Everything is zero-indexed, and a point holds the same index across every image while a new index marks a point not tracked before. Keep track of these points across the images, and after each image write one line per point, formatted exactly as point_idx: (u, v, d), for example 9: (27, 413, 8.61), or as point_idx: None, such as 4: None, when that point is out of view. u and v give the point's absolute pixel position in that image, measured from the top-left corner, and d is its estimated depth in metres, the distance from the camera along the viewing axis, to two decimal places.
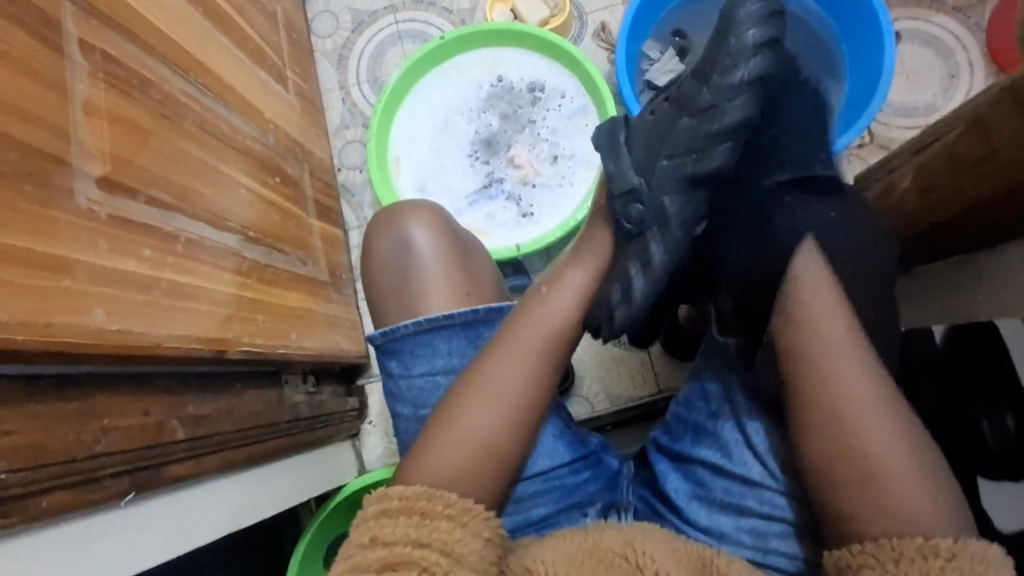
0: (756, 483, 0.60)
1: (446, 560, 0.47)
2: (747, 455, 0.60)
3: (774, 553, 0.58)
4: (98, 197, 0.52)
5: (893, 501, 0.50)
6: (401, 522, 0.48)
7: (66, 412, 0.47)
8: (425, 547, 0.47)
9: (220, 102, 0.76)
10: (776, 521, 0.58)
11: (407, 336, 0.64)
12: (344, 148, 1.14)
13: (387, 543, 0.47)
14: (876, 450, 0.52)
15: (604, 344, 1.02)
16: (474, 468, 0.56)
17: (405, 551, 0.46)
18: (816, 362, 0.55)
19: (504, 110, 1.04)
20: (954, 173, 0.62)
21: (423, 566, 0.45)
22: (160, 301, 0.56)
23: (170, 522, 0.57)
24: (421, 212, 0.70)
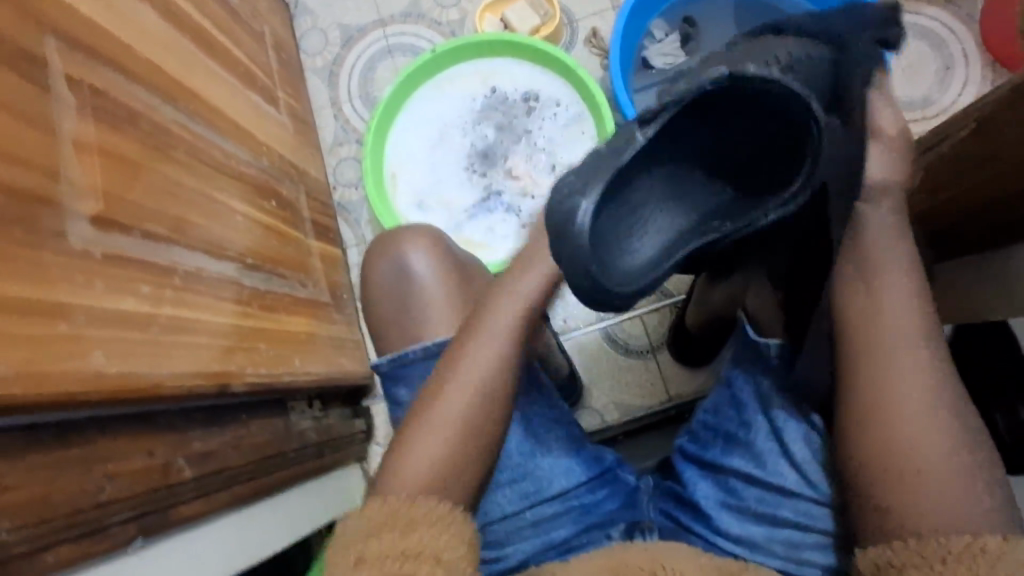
0: (791, 492, 0.59)
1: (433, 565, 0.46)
2: (783, 463, 0.59)
3: (809, 563, 0.57)
4: (92, 236, 0.51)
5: (937, 506, 0.48)
6: (383, 538, 0.47)
7: (68, 460, 0.46)
8: (415, 558, 0.46)
9: (211, 129, 0.74)
10: (810, 530, 0.57)
11: (417, 362, 0.62)
12: (339, 166, 1.12)
13: (373, 560, 0.46)
14: (925, 452, 0.50)
15: (611, 353, 1.01)
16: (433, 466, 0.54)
17: (395, 566, 0.45)
18: (876, 351, 0.53)
19: (499, 121, 1.03)
20: (964, 175, 0.63)
21: None
22: (160, 338, 0.55)
23: (186, 566, 0.54)
24: (417, 234, 0.69)
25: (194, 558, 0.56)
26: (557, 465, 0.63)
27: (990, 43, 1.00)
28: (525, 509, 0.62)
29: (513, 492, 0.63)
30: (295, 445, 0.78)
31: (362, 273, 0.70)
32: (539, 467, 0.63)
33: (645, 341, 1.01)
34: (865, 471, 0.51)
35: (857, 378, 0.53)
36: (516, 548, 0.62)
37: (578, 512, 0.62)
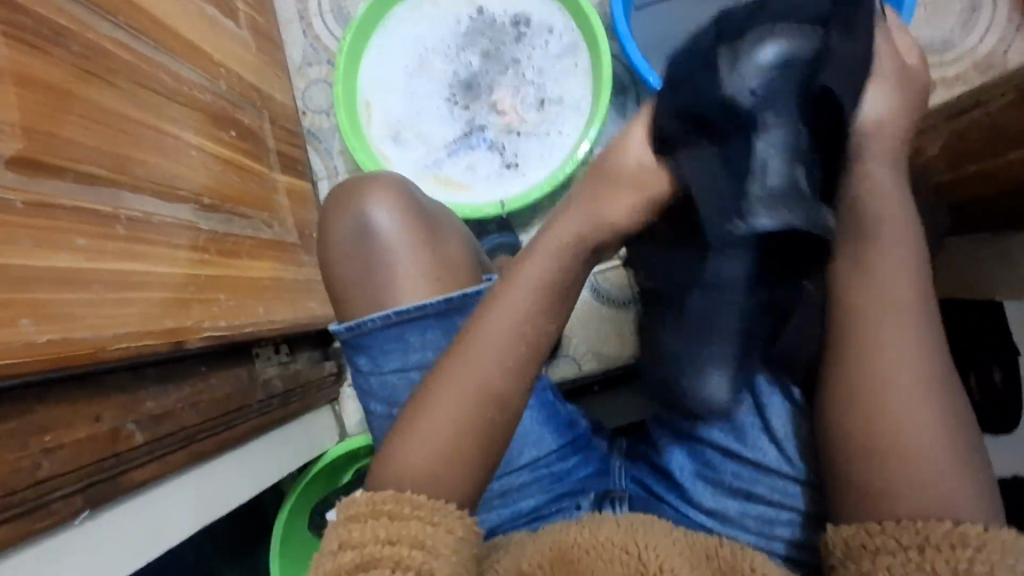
0: (770, 470, 0.55)
1: (422, 553, 0.40)
2: (763, 440, 0.55)
3: (782, 541, 0.54)
4: (12, 182, 0.44)
5: (918, 497, 0.42)
6: (367, 523, 0.42)
7: (1, 433, 0.42)
8: (396, 543, 0.41)
9: (157, 47, 0.65)
10: (784, 507, 0.54)
11: (377, 331, 0.58)
12: (308, 89, 1.03)
13: (354, 545, 0.41)
14: (916, 436, 0.43)
15: (591, 302, 0.98)
16: (443, 454, 0.45)
17: (375, 551, 0.40)
18: (860, 316, 0.44)
19: (485, 46, 0.93)
20: (993, 146, 0.57)
21: (398, 564, 0.40)
22: (103, 296, 0.49)
23: (123, 535, 0.52)
24: (385, 187, 0.62)
25: (137, 525, 0.53)
26: (529, 432, 0.61)
27: None
28: (494, 479, 0.60)
29: None
30: (260, 395, 0.75)
31: (320, 228, 0.63)
32: (510, 435, 0.60)
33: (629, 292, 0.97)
34: (841, 454, 0.45)
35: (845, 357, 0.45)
36: (484, 517, 0.59)
37: (548, 480, 0.60)
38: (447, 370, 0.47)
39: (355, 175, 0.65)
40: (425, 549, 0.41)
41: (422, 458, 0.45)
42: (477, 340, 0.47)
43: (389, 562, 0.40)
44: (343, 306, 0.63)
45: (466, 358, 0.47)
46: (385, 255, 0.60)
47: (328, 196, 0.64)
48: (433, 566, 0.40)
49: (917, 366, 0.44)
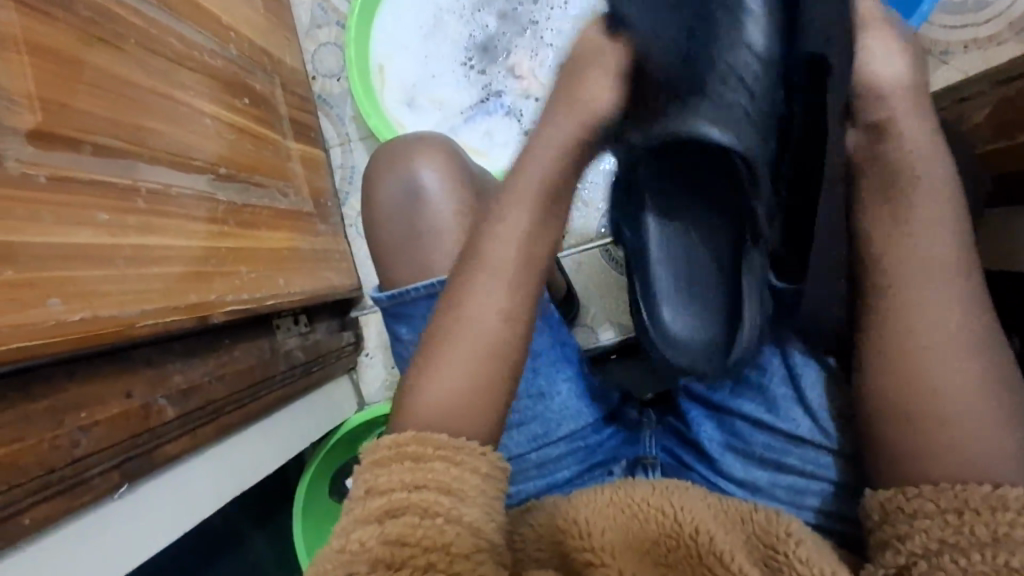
0: (802, 440, 0.54)
1: (449, 497, 0.42)
2: (796, 410, 0.55)
3: (813, 510, 0.53)
4: (33, 157, 0.43)
5: (956, 460, 0.38)
6: (395, 470, 0.43)
7: (36, 413, 0.42)
8: (422, 489, 0.42)
9: (165, 10, 0.63)
10: (816, 478, 0.53)
11: (421, 298, 0.58)
12: (318, 52, 1.00)
13: (382, 491, 0.42)
14: (949, 390, 0.39)
15: (610, 272, 0.98)
16: (464, 405, 0.46)
17: (403, 497, 0.41)
18: (895, 259, 0.41)
19: (502, 7, 0.89)
20: None
21: (426, 509, 0.41)
22: (127, 272, 0.49)
23: (161, 508, 0.53)
24: (431, 153, 0.62)
25: (174, 497, 0.54)
26: (569, 405, 0.60)
27: None
28: (531, 451, 0.59)
29: (521, 434, 0.59)
30: (283, 366, 0.75)
31: (364, 192, 0.63)
32: (551, 408, 0.60)
33: None
34: (874, 411, 0.42)
35: (868, 304, 0.42)
36: (519, 488, 0.59)
37: (583, 452, 0.60)
38: (452, 315, 0.47)
39: (400, 139, 0.64)
40: (452, 493, 0.42)
41: (442, 403, 0.46)
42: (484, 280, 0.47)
43: (417, 508, 0.41)
44: (386, 271, 0.62)
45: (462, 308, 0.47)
46: (432, 219, 0.59)
47: (373, 159, 0.64)
48: (461, 510, 0.41)
49: (948, 312, 0.40)
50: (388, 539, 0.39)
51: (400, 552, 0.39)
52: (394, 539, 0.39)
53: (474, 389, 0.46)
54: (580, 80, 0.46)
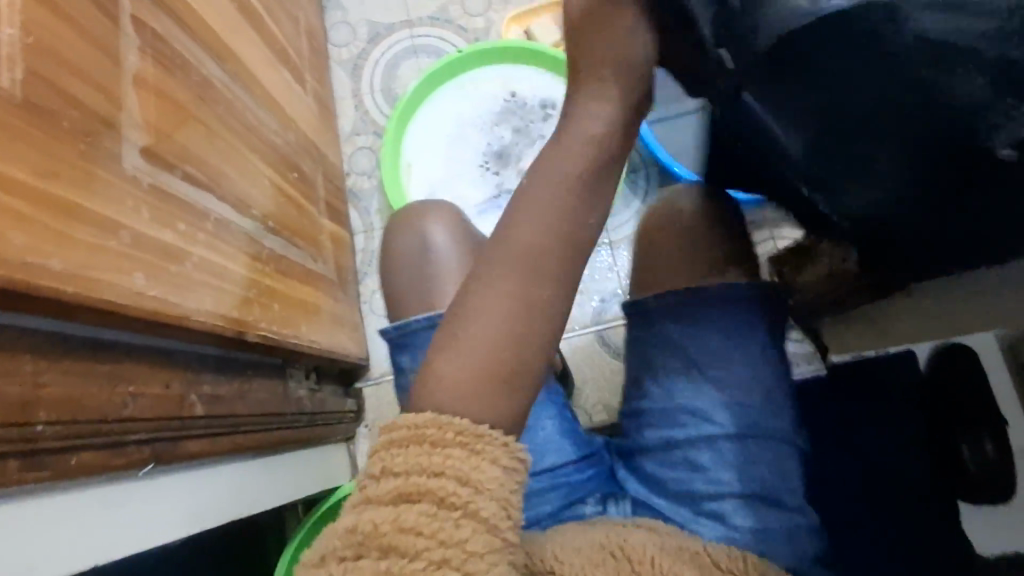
0: (695, 443, 0.59)
1: (466, 490, 0.42)
2: (681, 416, 0.60)
3: (741, 529, 0.56)
4: (143, 167, 0.53)
5: None
6: (410, 453, 0.43)
7: (98, 371, 0.47)
8: (439, 476, 0.43)
9: (247, 93, 0.77)
10: (720, 497, 0.57)
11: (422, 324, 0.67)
12: (354, 155, 1.15)
13: (393, 472, 0.43)
14: None
15: (602, 358, 1.05)
16: (476, 388, 0.44)
17: (418, 483, 0.42)
18: None
19: (516, 124, 1.06)
20: None
21: (439, 498, 0.42)
22: (191, 274, 0.56)
23: (171, 502, 0.55)
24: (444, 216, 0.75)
25: (183, 498, 0.56)
26: (551, 439, 0.66)
27: None
28: (516, 479, 0.64)
29: None
30: (292, 409, 0.79)
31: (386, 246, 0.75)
32: (533, 441, 0.66)
33: None
34: None
35: None
36: None
37: (568, 488, 0.64)
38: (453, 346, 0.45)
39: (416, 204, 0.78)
40: (468, 484, 0.42)
41: (457, 367, 0.44)
42: (517, 238, 0.45)
43: (433, 496, 0.42)
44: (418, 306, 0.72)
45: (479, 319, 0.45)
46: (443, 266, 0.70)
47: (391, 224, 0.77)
48: (474, 505, 0.42)
49: None
50: (402, 526, 0.41)
51: (415, 541, 0.40)
52: (410, 526, 0.41)
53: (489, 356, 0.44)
54: (584, 91, 0.46)
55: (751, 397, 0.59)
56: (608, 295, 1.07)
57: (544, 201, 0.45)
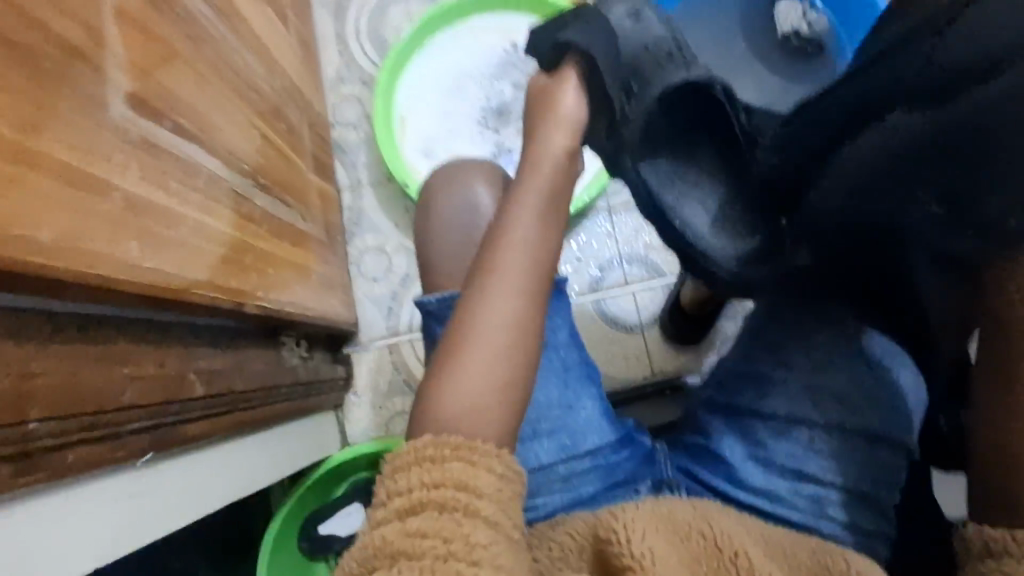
0: (797, 425, 0.61)
1: (464, 493, 0.48)
2: (775, 402, 0.62)
3: (836, 519, 0.58)
4: (129, 115, 0.45)
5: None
6: (413, 471, 0.49)
7: (87, 354, 0.41)
8: (440, 488, 0.47)
9: (232, 31, 0.68)
10: (831, 485, 0.59)
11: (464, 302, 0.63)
12: (338, 104, 1.07)
13: (397, 494, 0.48)
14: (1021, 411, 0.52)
15: (600, 326, 1.03)
16: (493, 376, 0.53)
17: (422, 496, 0.47)
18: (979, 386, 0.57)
19: (517, 78, 1.00)
20: None
21: (446, 506, 0.46)
22: (187, 240, 0.50)
23: (171, 489, 0.50)
24: (491, 176, 0.69)
25: (182, 483, 0.52)
26: (591, 419, 0.65)
27: None
28: (559, 462, 0.63)
29: (550, 443, 0.63)
30: (287, 380, 0.74)
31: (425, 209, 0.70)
32: (576, 422, 0.64)
33: (635, 316, 1.03)
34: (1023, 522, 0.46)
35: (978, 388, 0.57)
36: (546, 500, 0.61)
37: (607, 468, 0.63)
38: (467, 333, 0.53)
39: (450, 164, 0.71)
40: (467, 490, 0.48)
41: (460, 401, 0.53)
42: (494, 295, 0.53)
43: (437, 503, 0.46)
44: (428, 276, 0.68)
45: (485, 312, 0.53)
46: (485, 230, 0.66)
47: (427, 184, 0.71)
48: (480, 507, 0.47)
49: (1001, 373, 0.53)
50: (409, 531, 0.45)
51: (420, 543, 0.44)
52: (416, 530, 0.45)
53: (491, 388, 0.53)
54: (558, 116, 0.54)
55: (820, 385, 0.61)
56: (607, 262, 1.04)
57: (514, 267, 0.54)
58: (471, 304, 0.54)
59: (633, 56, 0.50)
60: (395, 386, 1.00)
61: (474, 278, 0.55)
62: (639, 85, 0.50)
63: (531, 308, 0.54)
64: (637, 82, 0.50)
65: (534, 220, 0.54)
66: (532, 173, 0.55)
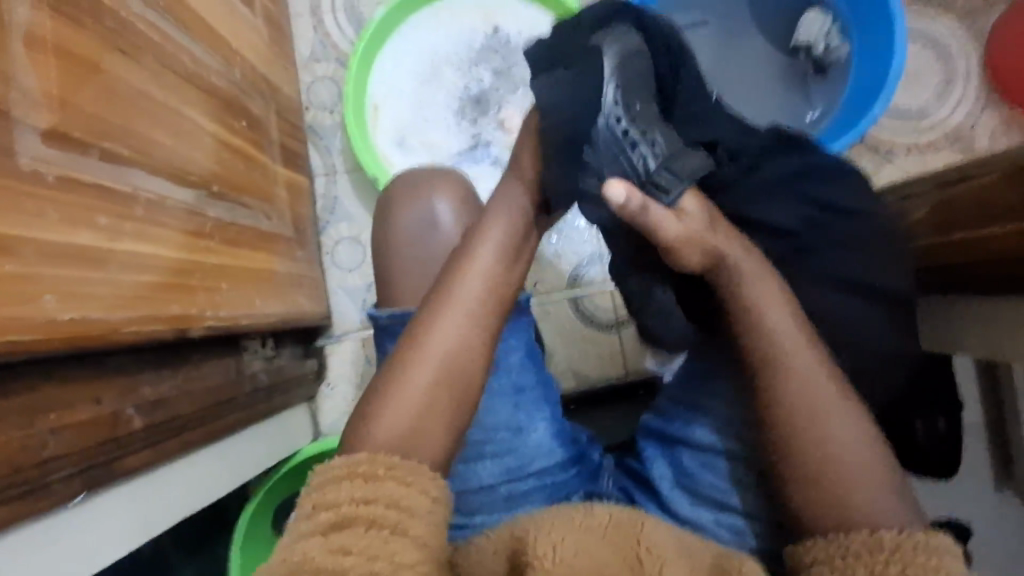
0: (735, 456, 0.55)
1: (394, 511, 0.42)
2: (698, 431, 0.58)
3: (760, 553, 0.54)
4: (46, 155, 0.44)
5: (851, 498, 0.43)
6: (345, 484, 0.44)
7: (8, 410, 0.41)
8: (371, 503, 0.43)
9: (181, 29, 0.65)
10: (761, 519, 0.54)
11: None
12: (312, 84, 1.03)
13: (328, 506, 0.42)
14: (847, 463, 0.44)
15: (577, 323, 1.02)
16: (442, 413, 0.49)
17: (351, 510, 0.42)
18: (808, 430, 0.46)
19: (497, 65, 0.95)
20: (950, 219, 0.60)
21: (372, 521, 0.41)
22: (118, 276, 0.49)
23: (114, 521, 0.51)
24: (452, 186, 0.67)
25: (126, 516, 0.52)
26: (543, 443, 0.63)
27: (991, 68, 0.99)
28: (502, 483, 0.62)
29: (494, 466, 0.62)
30: (247, 387, 0.74)
31: (381, 218, 0.67)
32: (523, 444, 0.63)
33: (612, 314, 1.01)
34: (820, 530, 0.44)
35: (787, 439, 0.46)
36: (483, 519, 0.61)
37: (551, 488, 0.62)
38: (424, 354, 0.50)
39: (415, 172, 0.69)
40: (399, 508, 0.43)
41: (397, 427, 0.48)
42: (449, 321, 0.51)
43: (365, 520, 0.41)
44: (383, 294, 0.65)
45: (445, 333, 0.51)
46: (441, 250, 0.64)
47: (388, 193, 0.69)
48: (410, 525, 0.42)
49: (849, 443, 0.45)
50: (332, 547, 0.39)
51: (342, 560, 0.38)
52: (339, 545, 0.39)
53: (424, 411, 0.49)
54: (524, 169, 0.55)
55: None
56: (586, 258, 1.02)
57: (474, 294, 0.52)
58: (428, 325, 0.51)
59: (608, 149, 0.51)
60: (367, 377, 1.00)
61: (437, 298, 0.52)
62: (664, 174, 0.49)
63: (482, 335, 0.52)
64: (664, 169, 0.50)
65: (491, 252, 0.53)
66: (505, 210, 0.55)
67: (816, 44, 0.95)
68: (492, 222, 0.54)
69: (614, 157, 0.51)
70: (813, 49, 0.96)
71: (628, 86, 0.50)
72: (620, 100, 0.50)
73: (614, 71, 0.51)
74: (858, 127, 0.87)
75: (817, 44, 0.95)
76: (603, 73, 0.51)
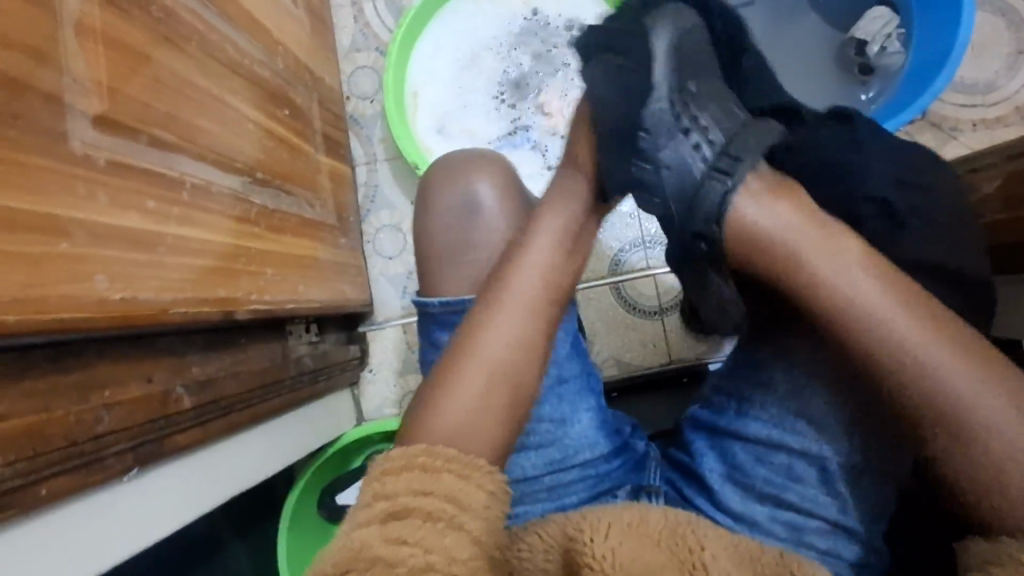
0: (789, 449, 0.53)
1: (451, 504, 0.41)
2: (751, 424, 0.55)
3: (816, 550, 0.52)
4: (95, 140, 0.45)
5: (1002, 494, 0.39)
6: (403, 475, 0.42)
7: (64, 385, 0.43)
8: (427, 496, 0.41)
9: (224, 19, 0.66)
10: (815, 515, 0.52)
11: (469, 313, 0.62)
12: (354, 74, 1.04)
13: (386, 495, 0.41)
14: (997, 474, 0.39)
15: (619, 310, 1.00)
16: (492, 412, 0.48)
17: (407, 501, 0.40)
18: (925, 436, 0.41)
19: (536, 48, 0.94)
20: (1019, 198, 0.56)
21: (429, 512, 0.39)
22: (166, 259, 0.50)
23: (167, 498, 0.52)
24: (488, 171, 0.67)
25: (177, 494, 0.54)
26: (585, 434, 0.62)
27: None
28: (544, 474, 0.61)
29: (536, 457, 0.61)
30: (292, 371, 0.76)
31: (417, 204, 0.68)
32: (565, 435, 0.62)
33: (655, 301, 0.99)
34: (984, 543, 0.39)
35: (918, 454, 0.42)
36: (526, 510, 0.60)
37: (593, 479, 0.61)
38: (472, 357, 0.49)
39: (453, 157, 0.69)
40: (456, 502, 0.41)
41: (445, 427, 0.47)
42: (495, 319, 0.50)
43: (422, 511, 0.39)
44: (423, 279, 0.65)
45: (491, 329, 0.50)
46: (476, 235, 0.64)
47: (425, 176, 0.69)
48: (465, 521, 0.40)
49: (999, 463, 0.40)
50: (389, 536, 0.37)
51: (400, 550, 0.36)
52: (396, 535, 0.37)
53: (478, 407, 0.48)
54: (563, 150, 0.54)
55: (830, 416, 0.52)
56: (627, 243, 1.00)
57: (524, 286, 0.51)
58: (473, 325, 0.50)
59: (655, 120, 0.47)
60: (409, 364, 1.00)
61: (478, 294, 0.51)
62: (720, 153, 0.44)
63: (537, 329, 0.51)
64: (726, 142, 0.45)
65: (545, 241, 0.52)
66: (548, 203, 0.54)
67: (870, 47, 0.90)
68: (541, 219, 0.53)
69: (663, 132, 0.46)
70: (867, 50, 0.91)
71: (682, 66, 0.48)
72: (674, 73, 0.48)
73: (666, 42, 0.48)
74: (920, 100, 0.81)
75: (872, 47, 0.90)
76: (654, 45, 0.48)
